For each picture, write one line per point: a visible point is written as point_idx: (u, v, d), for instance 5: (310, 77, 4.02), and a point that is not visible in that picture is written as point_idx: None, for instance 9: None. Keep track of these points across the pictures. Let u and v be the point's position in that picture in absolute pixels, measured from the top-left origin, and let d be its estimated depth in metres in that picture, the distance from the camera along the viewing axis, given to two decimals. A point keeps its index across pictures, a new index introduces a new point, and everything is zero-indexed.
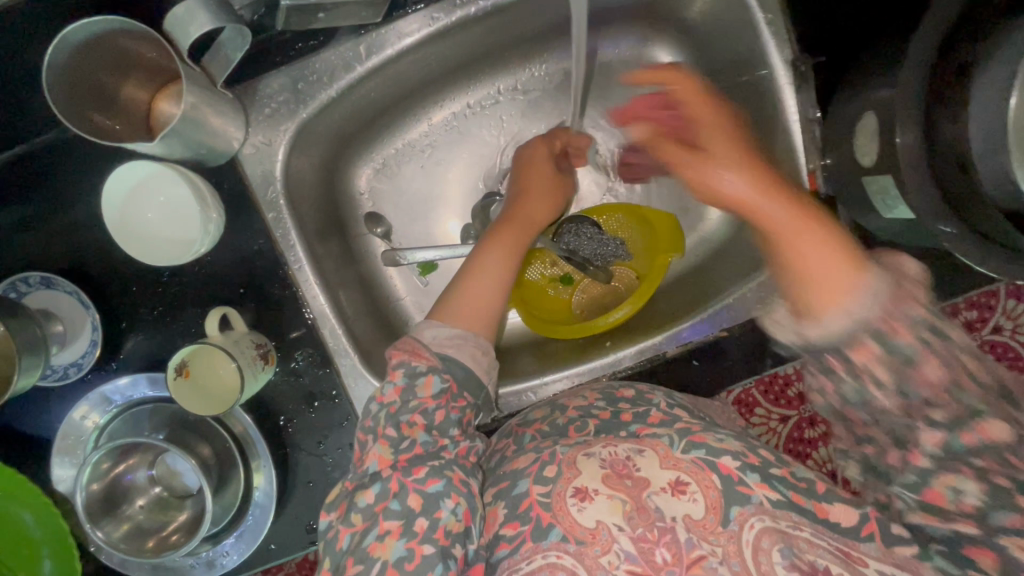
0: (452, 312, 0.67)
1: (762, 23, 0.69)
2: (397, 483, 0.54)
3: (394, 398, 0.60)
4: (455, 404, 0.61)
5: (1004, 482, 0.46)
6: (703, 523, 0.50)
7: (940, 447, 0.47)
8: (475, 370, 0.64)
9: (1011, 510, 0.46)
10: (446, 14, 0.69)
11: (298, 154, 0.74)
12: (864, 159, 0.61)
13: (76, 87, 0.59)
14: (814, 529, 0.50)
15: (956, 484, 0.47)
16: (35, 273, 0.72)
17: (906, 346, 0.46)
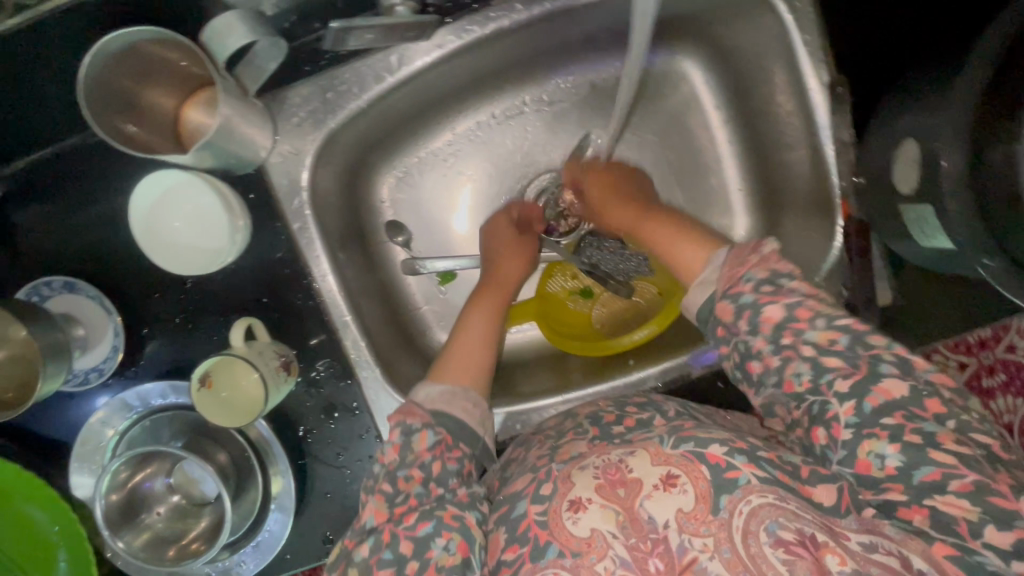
0: (442, 371, 0.69)
1: (799, 44, 0.68)
2: (390, 533, 0.56)
3: (393, 457, 0.61)
4: (450, 455, 0.61)
5: (917, 439, 0.51)
6: (693, 514, 0.48)
7: (854, 413, 0.53)
8: (469, 421, 0.65)
9: (930, 464, 0.50)
10: (479, 27, 0.69)
11: (324, 163, 0.73)
12: (902, 186, 0.60)
13: (107, 95, 0.58)
14: (799, 504, 0.48)
15: (877, 448, 0.51)
16: (57, 277, 0.72)
17: (747, 298, 0.58)
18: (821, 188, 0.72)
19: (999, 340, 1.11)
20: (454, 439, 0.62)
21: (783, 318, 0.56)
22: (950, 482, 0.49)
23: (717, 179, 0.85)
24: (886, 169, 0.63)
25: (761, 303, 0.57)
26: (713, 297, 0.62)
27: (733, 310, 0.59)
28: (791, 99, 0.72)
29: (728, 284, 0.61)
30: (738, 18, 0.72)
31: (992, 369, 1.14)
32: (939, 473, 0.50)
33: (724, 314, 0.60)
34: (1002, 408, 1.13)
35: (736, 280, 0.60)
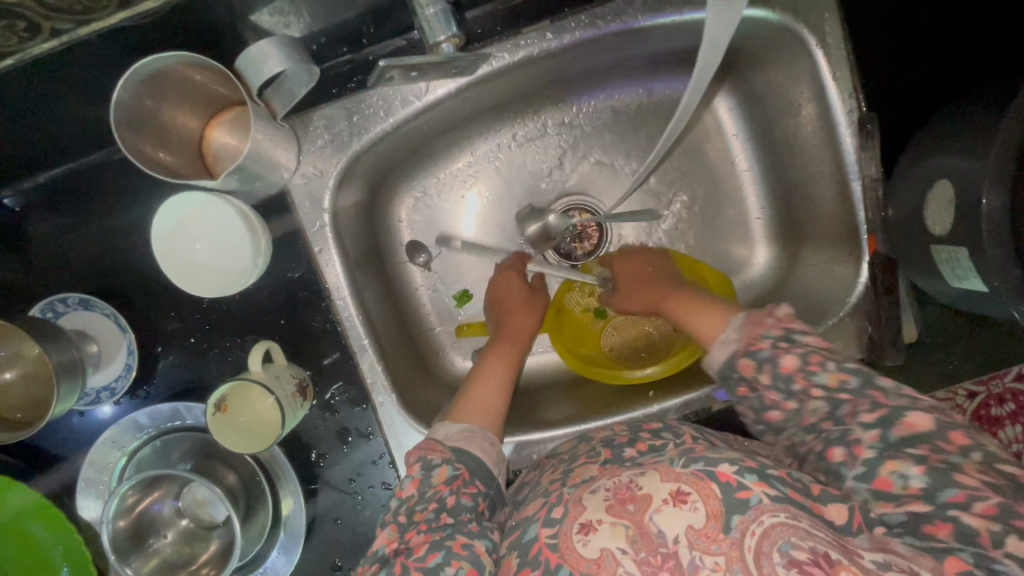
0: (458, 411, 0.69)
1: (830, 79, 0.67)
2: (401, 565, 0.53)
3: (411, 491, 0.59)
4: (466, 491, 0.60)
5: (941, 464, 0.50)
6: (704, 532, 0.46)
7: (877, 439, 0.53)
8: (486, 460, 0.64)
9: (953, 486, 0.49)
10: (509, 54, 0.69)
11: (346, 186, 0.72)
12: (934, 228, 0.60)
13: (134, 121, 0.57)
14: (812, 522, 0.47)
15: (900, 469, 0.51)
16: (73, 294, 0.70)
17: (766, 355, 0.58)
18: (846, 225, 0.72)
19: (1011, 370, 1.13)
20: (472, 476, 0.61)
21: (798, 367, 0.57)
22: (975, 503, 0.48)
23: (739, 208, 0.84)
24: (918, 208, 0.62)
25: (777, 355, 0.57)
26: (733, 358, 0.61)
27: (755, 368, 0.58)
28: (818, 133, 0.71)
29: (748, 340, 0.60)
30: (770, 50, 0.71)
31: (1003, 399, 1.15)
32: (963, 496, 0.48)
33: (745, 370, 0.59)
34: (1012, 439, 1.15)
35: (756, 338, 0.60)
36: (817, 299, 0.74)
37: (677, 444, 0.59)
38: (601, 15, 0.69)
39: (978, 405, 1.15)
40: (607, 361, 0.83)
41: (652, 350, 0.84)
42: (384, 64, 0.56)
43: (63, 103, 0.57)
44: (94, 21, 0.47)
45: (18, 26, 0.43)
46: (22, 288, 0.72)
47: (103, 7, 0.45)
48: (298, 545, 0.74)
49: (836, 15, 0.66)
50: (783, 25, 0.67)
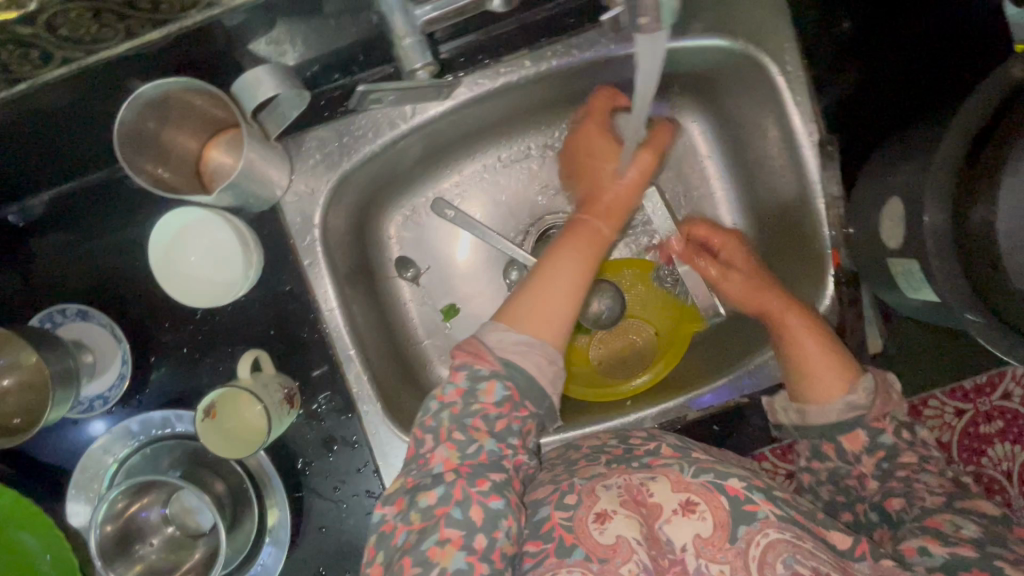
0: (521, 314, 0.66)
1: (791, 103, 0.71)
2: (461, 491, 0.56)
3: (455, 398, 0.61)
4: (517, 415, 0.61)
5: (998, 532, 0.53)
6: (711, 541, 0.52)
7: (941, 502, 0.58)
8: (539, 376, 0.64)
9: (1006, 547, 0.51)
10: (490, 80, 0.73)
11: (336, 204, 0.75)
12: (889, 241, 0.63)
13: (137, 143, 0.61)
14: (816, 543, 0.52)
15: (956, 521, 0.54)
16: (72, 305, 0.74)
17: (886, 439, 0.62)
18: (811, 243, 0.76)
19: (996, 387, 1.16)
20: (521, 397, 0.62)
21: (916, 463, 0.61)
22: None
23: None
24: (873, 224, 0.66)
25: (899, 449, 0.62)
26: (849, 423, 0.64)
27: (865, 444, 0.63)
28: (783, 154, 0.75)
29: (877, 415, 0.63)
30: (736, 77, 0.75)
31: (990, 417, 1.18)
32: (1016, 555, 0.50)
33: (853, 443, 0.63)
34: (1000, 456, 1.19)
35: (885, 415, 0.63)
36: None
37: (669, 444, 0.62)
38: (575, 45, 0.72)
39: (964, 423, 1.19)
40: (596, 377, 0.86)
41: (636, 360, 0.86)
42: (361, 89, 0.55)
43: (66, 127, 0.60)
44: (101, 50, 0.50)
45: (31, 54, 0.47)
46: (24, 299, 0.75)
47: (109, 37, 0.49)
48: (284, 553, 0.74)
49: (794, 44, 0.70)
50: (745, 53, 0.71)
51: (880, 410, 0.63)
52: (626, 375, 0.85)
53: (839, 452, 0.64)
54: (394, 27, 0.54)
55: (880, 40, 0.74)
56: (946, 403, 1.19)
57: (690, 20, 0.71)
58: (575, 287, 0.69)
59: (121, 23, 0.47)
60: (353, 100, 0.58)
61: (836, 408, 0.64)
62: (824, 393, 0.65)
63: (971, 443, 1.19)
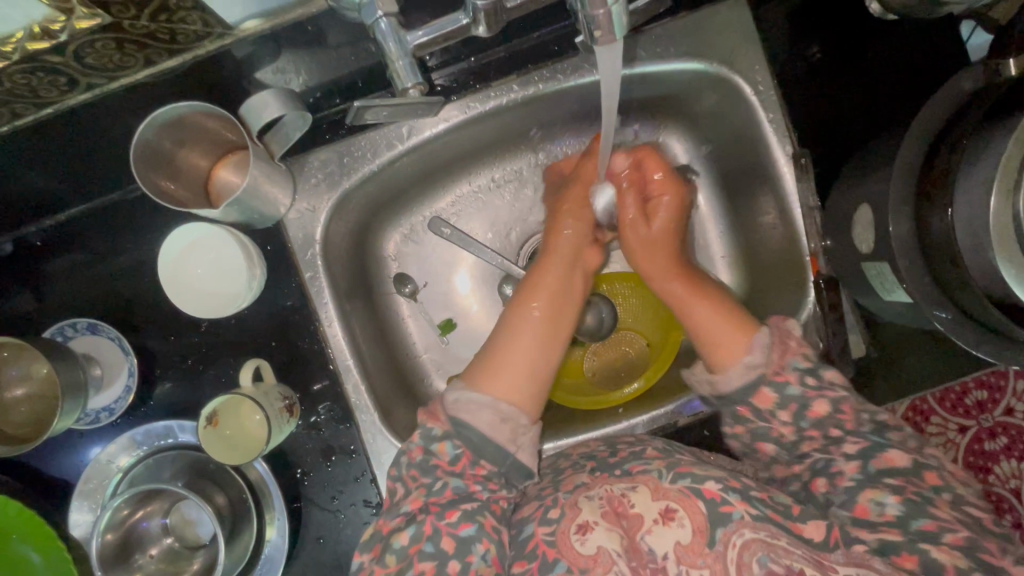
0: (479, 377, 0.70)
1: (765, 121, 0.75)
2: (431, 527, 0.60)
3: (415, 454, 0.65)
4: (474, 472, 0.65)
5: (916, 496, 0.56)
6: (691, 548, 0.53)
7: (858, 470, 0.59)
8: (494, 437, 0.66)
9: (927, 517, 0.54)
10: (480, 104, 0.78)
11: (336, 221, 0.79)
12: (862, 246, 0.66)
13: (150, 161, 0.65)
14: (790, 540, 0.53)
15: (877, 498, 0.57)
16: (83, 319, 0.77)
17: (793, 390, 0.64)
18: (793, 251, 0.79)
19: (997, 402, 1.16)
20: (476, 454, 0.65)
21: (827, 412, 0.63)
22: (945, 534, 0.53)
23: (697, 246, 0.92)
24: (846, 231, 0.69)
25: (808, 397, 0.64)
26: (754, 383, 0.66)
27: (775, 401, 0.65)
28: (761, 169, 0.79)
29: (776, 369, 0.66)
30: (713, 97, 0.80)
31: (994, 433, 1.18)
32: (935, 525, 0.54)
33: (764, 402, 0.65)
34: (1007, 473, 1.18)
35: (784, 367, 0.66)
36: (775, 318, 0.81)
37: (655, 447, 0.65)
38: (560, 70, 0.77)
39: (967, 438, 1.19)
40: (590, 388, 0.88)
41: (629, 370, 0.88)
42: (356, 105, 0.58)
43: (84, 150, 0.65)
44: (123, 77, 0.55)
45: (60, 81, 0.52)
46: (39, 316, 0.78)
47: (131, 65, 0.54)
48: (277, 567, 0.74)
49: (765, 67, 0.75)
50: (718, 75, 0.76)
51: (778, 364, 0.66)
52: (617, 383, 0.88)
53: (756, 412, 0.66)
54: (386, 50, 0.56)
55: (849, 62, 0.79)
56: (948, 418, 1.19)
57: (670, 46, 0.75)
58: (530, 346, 0.73)
59: (142, 52, 0.52)
60: (349, 118, 0.61)
61: (734, 374, 0.68)
62: (728, 358, 0.69)
63: (976, 459, 1.19)
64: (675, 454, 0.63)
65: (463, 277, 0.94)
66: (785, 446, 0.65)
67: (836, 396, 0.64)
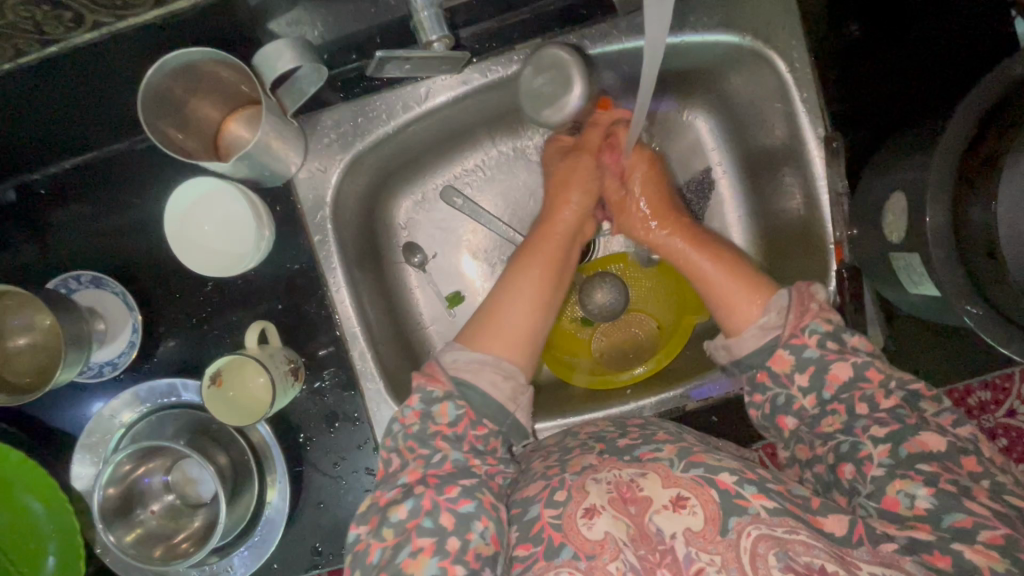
0: (481, 334, 0.70)
1: (797, 100, 0.73)
2: (430, 501, 0.58)
3: (413, 419, 0.64)
4: (475, 433, 0.65)
5: (952, 488, 0.53)
6: (703, 534, 0.51)
7: (887, 454, 0.57)
8: (496, 395, 0.67)
9: (961, 511, 0.52)
10: (502, 68, 0.75)
11: (348, 182, 0.77)
12: (891, 235, 0.64)
13: (158, 106, 0.63)
14: (810, 535, 0.51)
15: (910, 488, 0.54)
16: (87, 272, 0.75)
17: (811, 353, 0.64)
18: (814, 238, 0.77)
19: (1001, 403, 1.15)
20: (477, 414, 0.65)
21: (850, 378, 0.62)
22: (981, 532, 0.50)
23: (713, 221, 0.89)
24: (876, 220, 0.67)
25: (827, 361, 0.63)
26: (769, 346, 0.67)
27: (792, 363, 0.64)
28: (787, 149, 0.77)
29: (791, 332, 0.66)
30: (743, 76, 0.77)
31: (994, 434, 1.17)
32: (970, 521, 0.51)
33: (781, 365, 0.65)
34: None
35: (801, 329, 0.65)
36: None
37: (666, 432, 0.64)
38: (587, 35, 0.74)
39: None
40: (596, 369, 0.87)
41: (637, 352, 0.87)
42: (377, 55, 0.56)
43: (92, 95, 0.63)
44: (131, 18, 0.52)
45: (64, 16, 0.49)
46: (43, 266, 0.77)
47: (140, 4, 0.50)
48: (279, 529, 0.75)
49: (801, 43, 0.72)
50: (753, 49, 0.73)
51: (794, 327, 0.66)
52: (626, 365, 0.87)
53: (773, 378, 0.66)
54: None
55: (892, 43, 0.76)
56: None
57: (702, 16, 0.72)
58: (532, 302, 0.73)
59: None
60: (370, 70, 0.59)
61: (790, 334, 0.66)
62: (740, 323, 0.70)
63: None
64: (686, 440, 0.62)
65: (469, 260, 0.92)
66: (778, 422, 0.66)
67: (858, 363, 0.62)
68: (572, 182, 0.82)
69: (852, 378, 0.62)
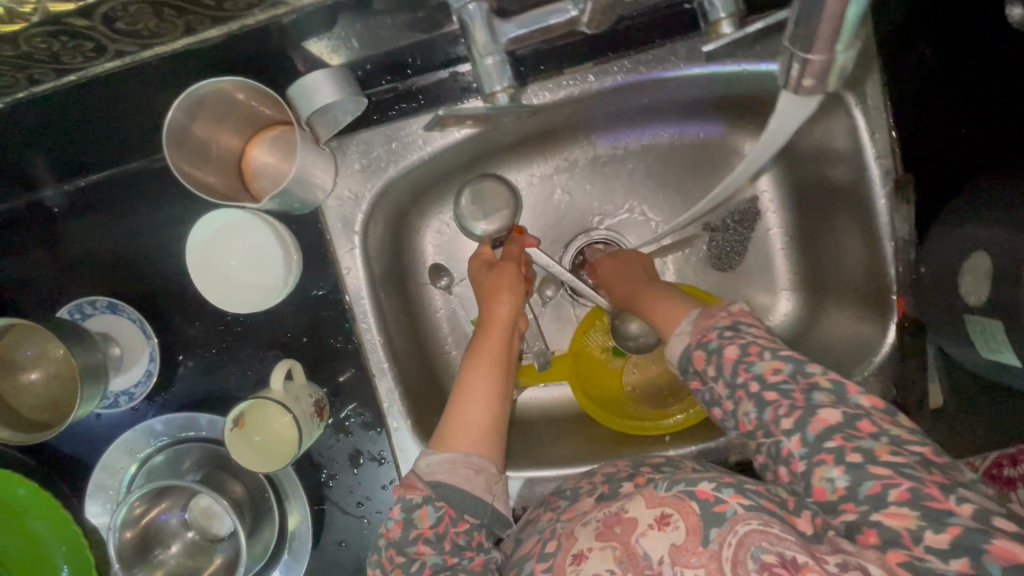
0: (446, 436, 0.63)
1: (865, 140, 0.68)
2: None
3: (394, 531, 0.58)
4: (456, 531, 0.58)
5: (859, 456, 0.49)
6: (683, 548, 0.46)
7: (800, 444, 0.51)
8: (472, 490, 0.60)
9: (870, 478, 0.48)
10: (550, 93, 0.68)
11: (378, 210, 0.72)
12: (970, 297, 0.60)
13: (183, 145, 0.59)
14: (783, 528, 0.46)
15: (826, 473, 0.49)
16: (102, 297, 0.71)
17: (715, 345, 0.59)
18: (872, 285, 0.72)
19: None
20: (457, 511, 0.58)
21: (739, 358, 0.57)
22: (890, 492, 0.47)
23: (760, 253, 0.83)
24: (952, 277, 0.62)
25: (723, 346, 0.58)
26: (687, 350, 0.63)
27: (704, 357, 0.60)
28: (851, 189, 0.71)
29: (699, 334, 0.62)
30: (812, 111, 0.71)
31: None
32: (879, 486, 0.48)
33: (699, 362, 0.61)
34: None
35: (706, 331, 0.61)
36: (839, 355, 0.74)
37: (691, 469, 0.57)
38: (642, 61, 0.68)
39: None
40: (627, 407, 0.82)
41: (671, 391, 0.82)
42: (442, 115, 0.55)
43: (112, 117, 0.58)
44: (155, 46, 0.48)
45: (85, 46, 0.45)
46: (54, 287, 0.73)
47: (168, 32, 0.46)
48: (301, 567, 0.72)
49: (874, 77, 0.67)
50: None
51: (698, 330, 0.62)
52: (660, 406, 0.82)
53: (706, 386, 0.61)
54: (476, 43, 0.55)
55: (968, 75, 0.71)
56: None
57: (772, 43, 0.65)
58: (490, 395, 0.66)
59: (181, 19, 0.45)
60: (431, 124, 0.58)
61: None
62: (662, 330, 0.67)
63: None
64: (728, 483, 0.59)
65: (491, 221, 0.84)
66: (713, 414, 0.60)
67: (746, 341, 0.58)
68: (504, 273, 0.74)
69: (744, 358, 0.56)
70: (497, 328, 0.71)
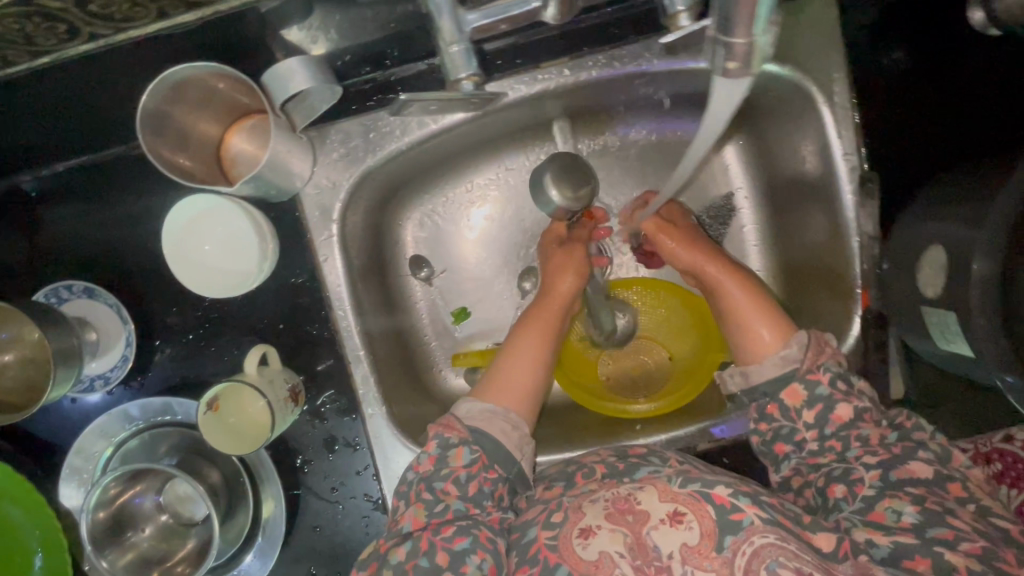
0: (489, 386, 0.68)
1: (835, 137, 0.69)
2: (427, 541, 0.57)
3: (427, 466, 0.62)
4: (485, 476, 0.62)
5: (936, 507, 0.53)
6: (698, 549, 0.48)
7: (878, 479, 0.56)
8: (506, 442, 0.64)
9: (944, 526, 0.51)
10: (527, 86, 0.70)
11: (357, 197, 0.72)
12: (927, 289, 0.62)
13: (156, 129, 0.59)
14: (799, 545, 0.48)
15: (898, 506, 0.54)
16: (79, 282, 0.72)
17: (822, 390, 0.61)
18: (840, 279, 0.72)
19: None
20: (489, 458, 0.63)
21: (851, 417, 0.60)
22: (963, 544, 0.49)
23: (733, 248, 0.85)
24: (914, 270, 0.64)
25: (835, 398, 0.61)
26: (786, 376, 0.63)
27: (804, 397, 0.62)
28: (821, 185, 0.72)
29: (810, 367, 0.63)
30: (785, 110, 0.73)
31: None
32: (952, 535, 0.50)
33: (793, 398, 0.62)
34: None
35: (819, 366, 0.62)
36: None
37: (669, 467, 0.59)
38: (618, 56, 0.69)
39: None
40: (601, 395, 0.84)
41: (645, 382, 0.84)
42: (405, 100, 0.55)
43: (90, 102, 0.59)
44: (130, 29, 0.48)
45: (59, 28, 0.45)
46: (30, 272, 0.73)
47: (141, 16, 0.47)
48: (273, 552, 0.73)
49: (844, 76, 0.68)
50: (793, 80, 0.69)
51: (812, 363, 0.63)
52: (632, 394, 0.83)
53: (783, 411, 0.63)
54: (442, 31, 0.55)
55: (930, 78, 0.73)
56: None
57: None
58: (538, 360, 0.71)
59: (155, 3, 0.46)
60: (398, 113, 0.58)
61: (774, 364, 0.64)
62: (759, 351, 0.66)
63: None
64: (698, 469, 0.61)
65: (477, 212, 0.85)
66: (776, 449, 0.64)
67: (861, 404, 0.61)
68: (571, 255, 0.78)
69: (854, 418, 0.60)
70: (553, 302, 0.76)
